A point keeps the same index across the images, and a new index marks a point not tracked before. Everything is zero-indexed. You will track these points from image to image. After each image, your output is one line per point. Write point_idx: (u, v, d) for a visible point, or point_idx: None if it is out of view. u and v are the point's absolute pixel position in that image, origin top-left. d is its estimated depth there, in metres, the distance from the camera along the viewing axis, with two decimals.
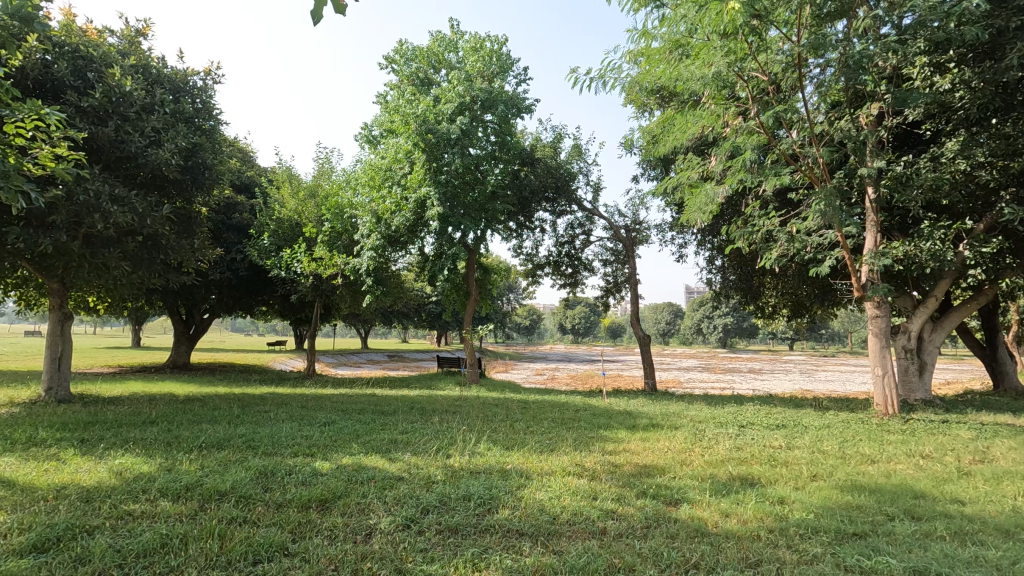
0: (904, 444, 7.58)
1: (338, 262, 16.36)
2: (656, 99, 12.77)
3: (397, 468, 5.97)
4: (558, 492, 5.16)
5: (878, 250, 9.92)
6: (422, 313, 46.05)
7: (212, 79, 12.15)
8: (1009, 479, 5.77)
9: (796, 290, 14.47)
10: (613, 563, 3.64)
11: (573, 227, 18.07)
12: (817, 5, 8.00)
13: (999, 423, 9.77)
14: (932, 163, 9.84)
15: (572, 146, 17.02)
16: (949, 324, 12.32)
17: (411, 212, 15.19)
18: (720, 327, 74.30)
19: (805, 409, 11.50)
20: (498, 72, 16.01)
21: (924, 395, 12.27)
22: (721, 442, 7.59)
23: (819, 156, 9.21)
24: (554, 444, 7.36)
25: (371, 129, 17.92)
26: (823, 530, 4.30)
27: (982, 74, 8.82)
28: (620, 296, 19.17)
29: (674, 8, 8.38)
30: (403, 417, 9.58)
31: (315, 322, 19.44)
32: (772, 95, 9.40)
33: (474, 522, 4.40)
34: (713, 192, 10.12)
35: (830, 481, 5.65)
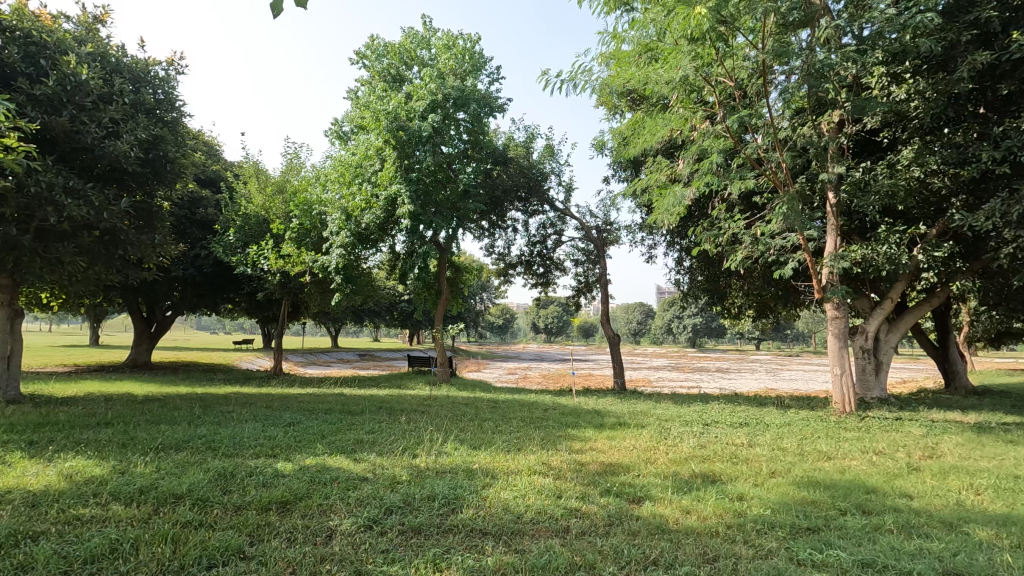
0: (859, 440, 7.85)
1: (306, 260, 16.08)
2: (628, 101, 12.90)
3: (363, 468, 5.90)
4: (523, 490, 5.18)
5: (837, 253, 10.24)
6: (393, 312, 45.67)
7: (175, 70, 11.78)
8: (955, 474, 6.03)
9: (761, 292, 14.83)
10: (574, 561, 3.67)
11: (545, 227, 18.16)
12: (781, 14, 8.19)
13: (948, 420, 10.19)
14: (889, 170, 10.20)
15: (544, 147, 17.07)
16: (904, 325, 12.80)
17: (382, 209, 15.01)
18: (690, 327, 75.69)
19: (768, 407, 11.78)
20: (471, 70, 15.94)
21: (879, 394, 12.71)
22: (685, 441, 7.72)
23: (782, 161, 9.45)
24: (522, 443, 7.37)
25: (342, 125, 17.63)
26: (779, 525, 4.42)
27: (935, 85, 9.17)
28: (592, 296, 19.33)
29: (644, 12, 8.49)
30: (371, 417, 9.48)
31: (282, 320, 19.06)
32: (738, 101, 9.62)
33: (437, 522, 4.38)
34: (680, 194, 10.28)
35: (787, 478, 5.82)
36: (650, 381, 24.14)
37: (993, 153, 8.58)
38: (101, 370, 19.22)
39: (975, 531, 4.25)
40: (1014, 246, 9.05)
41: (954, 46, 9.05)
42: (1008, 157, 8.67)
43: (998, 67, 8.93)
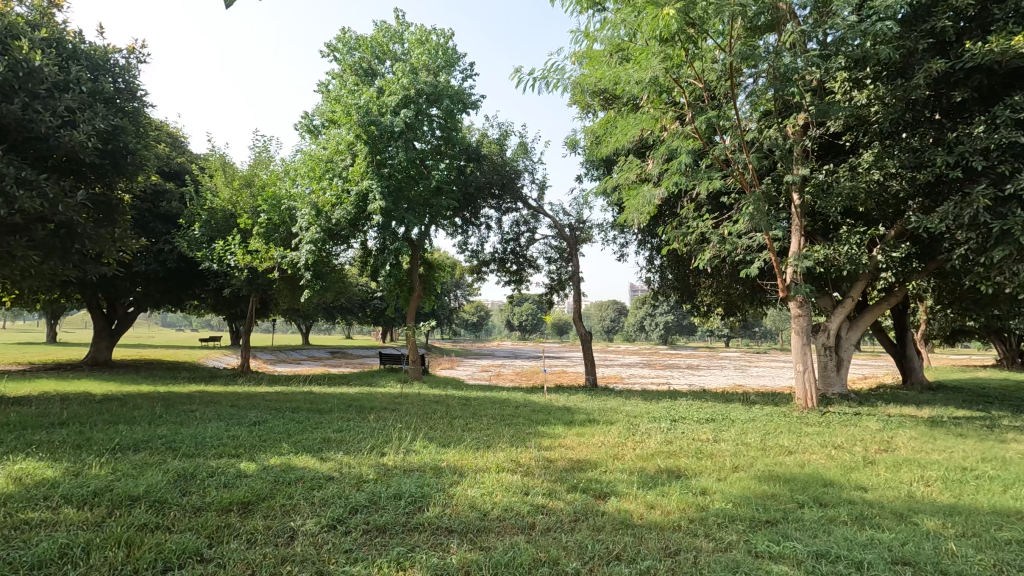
0: (820, 435, 8.09)
1: (274, 256, 15.77)
2: (601, 100, 12.98)
3: (328, 468, 5.81)
4: (491, 488, 5.18)
5: (801, 253, 10.49)
6: (366, 309, 45.33)
7: (137, 58, 11.40)
8: (907, 466, 6.27)
9: (729, 290, 15.13)
10: (538, 557, 3.70)
11: (518, 224, 18.20)
12: (748, 18, 8.35)
13: (904, 415, 10.55)
14: (851, 173, 10.49)
15: (518, 144, 17.06)
16: (864, 323, 13.23)
17: (353, 205, 14.80)
18: (661, 324, 76.96)
19: (734, 403, 12.00)
20: (444, 66, 15.89)
21: (840, 389, 13.12)
22: (652, 436, 7.86)
23: (748, 161, 9.63)
24: (491, 440, 7.39)
25: (313, 119, 17.33)
26: (739, 518, 4.53)
27: (894, 91, 9.48)
28: (565, 294, 19.43)
29: (615, 13, 8.56)
30: (340, 415, 9.37)
31: (250, 316, 18.62)
32: (707, 102, 9.78)
33: (403, 521, 4.35)
34: (650, 194, 10.41)
35: (749, 472, 5.96)
36: (627, 381, 22.64)
37: (947, 158, 8.91)
38: (57, 368, 18.51)
39: (923, 521, 4.42)
40: (967, 247, 9.42)
41: (912, 53, 9.38)
42: (962, 162, 9.01)
43: (952, 75, 9.26)
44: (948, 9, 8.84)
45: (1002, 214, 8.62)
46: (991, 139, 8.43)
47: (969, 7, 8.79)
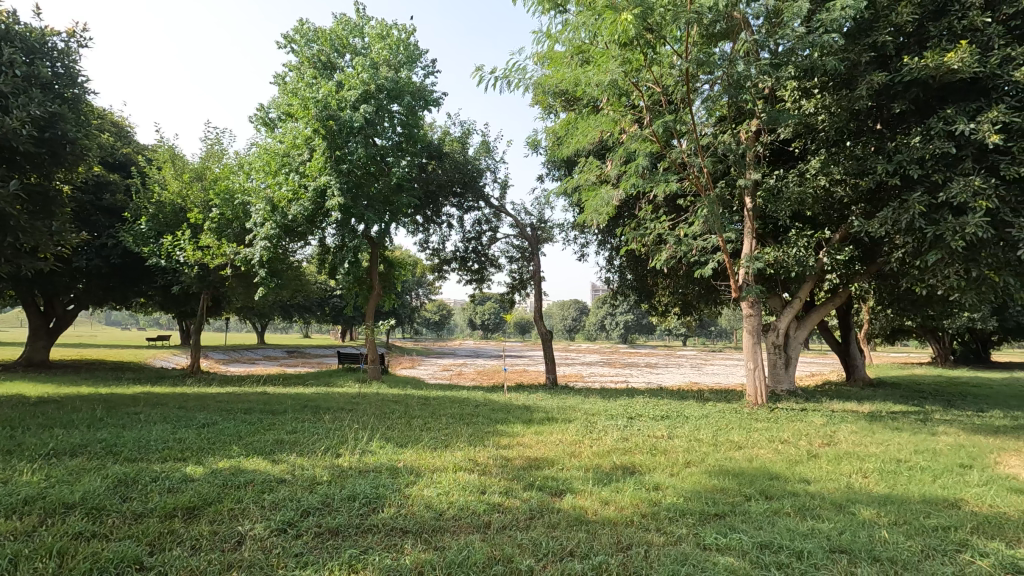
0: (768, 430, 8.40)
1: (227, 252, 15.24)
2: (562, 101, 13.08)
3: (280, 470, 5.66)
4: (447, 487, 5.16)
5: (752, 254, 10.83)
6: (325, 307, 44.43)
7: (77, 42, 10.80)
8: (847, 459, 6.58)
9: (685, 290, 15.51)
10: (493, 555, 3.71)
11: (480, 223, 18.17)
12: (704, 25, 8.58)
13: (846, 410, 11.07)
14: (799, 178, 10.93)
15: (480, 143, 17.02)
16: (810, 322, 13.79)
17: (310, 201, 14.45)
18: (622, 323, 78.42)
19: (688, 400, 12.32)
20: (406, 62, 15.75)
21: (789, 386, 13.64)
22: (609, 434, 7.98)
23: (703, 165, 9.88)
24: (449, 440, 7.35)
25: (268, 112, 16.83)
26: (689, 512, 4.66)
27: (839, 101, 9.91)
28: (526, 293, 19.48)
29: (576, 15, 8.64)
30: (295, 416, 9.15)
31: (201, 314, 17.93)
32: (665, 107, 9.99)
33: (356, 523, 4.29)
34: (609, 195, 10.57)
35: (700, 467, 6.14)
36: (590, 381, 22.04)
37: (887, 166, 9.38)
38: None
39: (859, 511, 4.65)
40: (904, 251, 9.94)
41: (856, 65, 9.82)
42: (900, 170, 9.49)
43: (892, 87, 9.76)
44: (888, 24, 9.28)
45: (936, 221, 9.13)
46: (927, 149, 8.91)
47: (908, 24, 9.28)
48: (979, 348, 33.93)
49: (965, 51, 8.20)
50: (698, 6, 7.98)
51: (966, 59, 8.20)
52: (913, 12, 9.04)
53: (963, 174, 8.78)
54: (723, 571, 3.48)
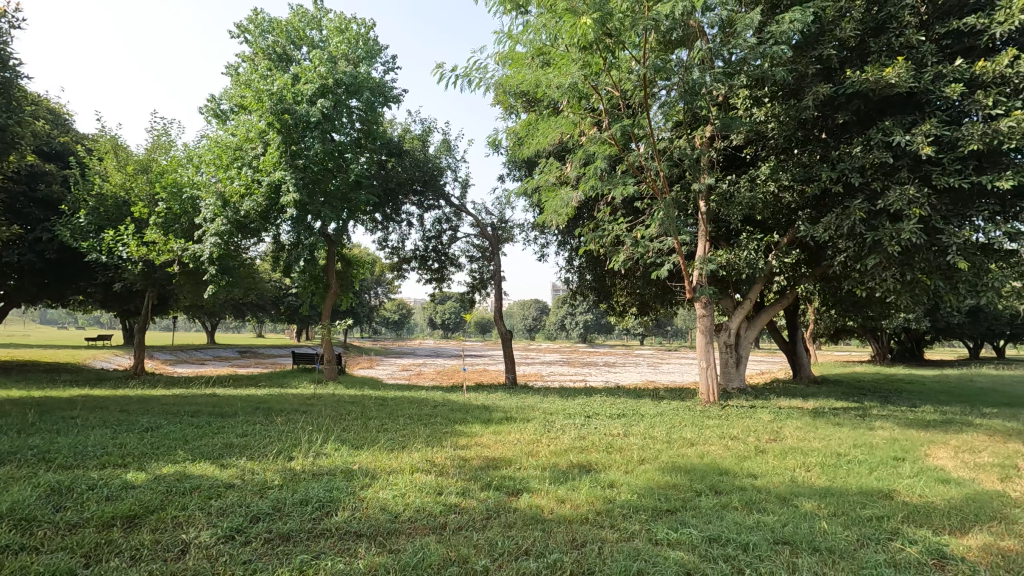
0: (719, 427, 8.68)
1: (174, 249, 14.61)
2: (523, 102, 13.14)
3: (229, 475, 5.48)
4: (403, 489, 5.11)
5: (705, 257, 11.16)
6: (279, 306, 43.16)
7: (9, 23, 10.12)
8: (792, 454, 6.87)
9: (642, 291, 15.82)
10: (449, 556, 3.70)
11: (440, 222, 18.05)
12: (661, 32, 8.79)
13: (792, 407, 11.54)
14: (750, 183, 11.31)
15: (440, 141, 16.89)
16: (760, 322, 14.30)
17: (263, 196, 14.00)
18: (581, 322, 79.50)
19: (644, 399, 12.58)
20: (365, 57, 15.50)
21: (739, 384, 14.10)
22: (566, 433, 8.07)
23: (660, 169, 10.11)
24: (406, 441, 7.28)
25: (220, 103, 16.23)
26: (643, 508, 4.76)
27: (787, 110, 10.32)
28: (486, 292, 19.46)
29: (537, 17, 8.70)
30: (245, 419, 8.85)
31: (146, 313, 17.12)
32: (623, 110, 10.18)
33: (309, 527, 4.19)
34: (568, 196, 10.68)
35: (654, 464, 6.29)
36: (550, 381, 21.72)
37: (831, 174, 9.83)
38: None
39: (802, 504, 4.86)
40: (846, 255, 10.43)
41: (804, 77, 10.25)
42: (843, 178, 9.96)
43: (836, 99, 10.24)
44: (833, 39, 9.74)
45: (875, 226, 9.63)
46: (867, 158, 9.38)
47: (851, 39, 9.74)
48: (913, 347, 35.95)
49: (902, 67, 8.68)
50: (656, 14, 8.16)
51: (902, 74, 8.68)
52: (855, 27, 9.52)
53: (899, 183, 9.30)
54: (673, 565, 3.58)
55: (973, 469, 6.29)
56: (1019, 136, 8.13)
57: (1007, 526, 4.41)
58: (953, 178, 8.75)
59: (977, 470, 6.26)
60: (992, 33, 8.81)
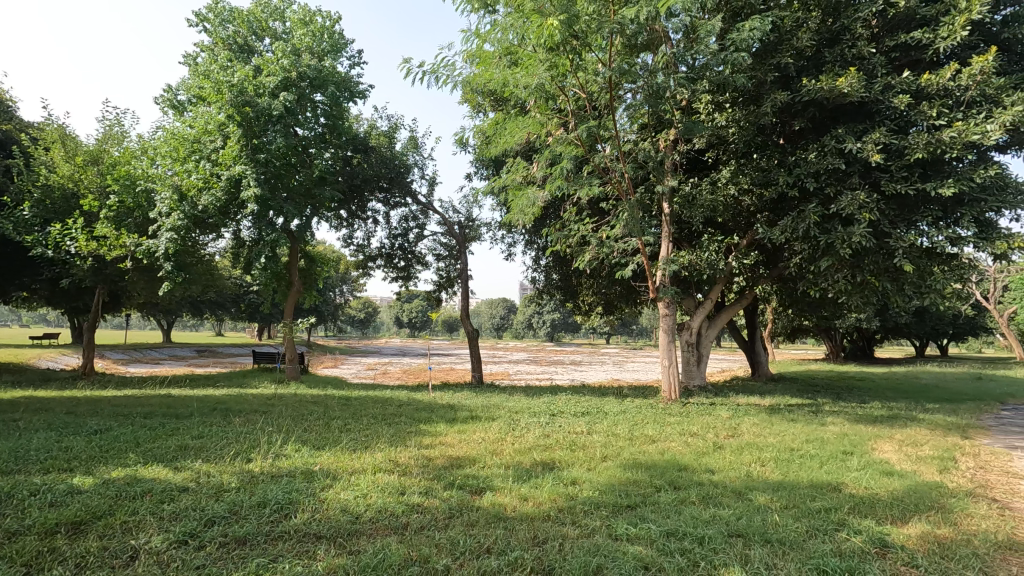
0: (680, 424, 8.89)
1: (126, 244, 14.04)
2: (491, 101, 13.13)
3: (183, 478, 5.31)
4: (365, 489, 5.06)
5: (668, 257, 11.39)
6: (239, 304, 41.93)
7: None
8: (748, 449, 7.09)
9: (607, 291, 16.04)
10: (409, 557, 3.68)
11: (407, 220, 17.90)
12: (627, 36, 8.93)
13: (749, 404, 11.90)
14: (712, 186, 11.60)
15: (407, 138, 16.75)
16: (721, 322, 14.69)
17: (223, 191, 13.59)
18: (548, 322, 80.19)
19: (608, 397, 12.76)
20: (330, 51, 15.24)
21: (700, 382, 14.46)
22: (530, 431, 8.13)
23: (625, 171, 10.27)
24: (369, 441, 7.20)
25: (177, 94, 15.66)
26: (604, 504, 4.84)
27: (747, 116, 10.63)
28: (453, 291, 19.38)
29: (505, 16, 8.72)
30: (202, 420, 8.58)
31: (96, 311, 16.40)
32: (589, 112, 10.29)
33: (266, 530, 4.11)
34: (534, 196, 10.73)
35: (616, 461, 6.39)
36: (518, 380, 20.86)
37: (787, 178, 10.18)
38: None
39: (756, 497, 5.02)
40: (801, 257, 10.82)
41: (763, 84, 10.56)
42: (798, 183, 10.33)
43: (793, 106, 10.60)
44: (790, 48, 10.08)
45: (828, 230, 10.02)
46: (821, 165, 9.75)
47: (808, 49, 10.09)
48: (864, 345, 37.51)
49: (853, 77, 9.06)
50: (621, 18, 8.29)
51: (855, 84, 9.04)
52: (811, 38, 9.88)
53: (850, 189, 9.69)
54: (632, 560, 3.65)
55: (915, 462, 6.63)
56: (960, 147, 8.59)
57: (944, 515, 4.67)
58: (900, 184, 9.18)
59: (918, 462, 6.60)
60: (936, 47, 9.28)
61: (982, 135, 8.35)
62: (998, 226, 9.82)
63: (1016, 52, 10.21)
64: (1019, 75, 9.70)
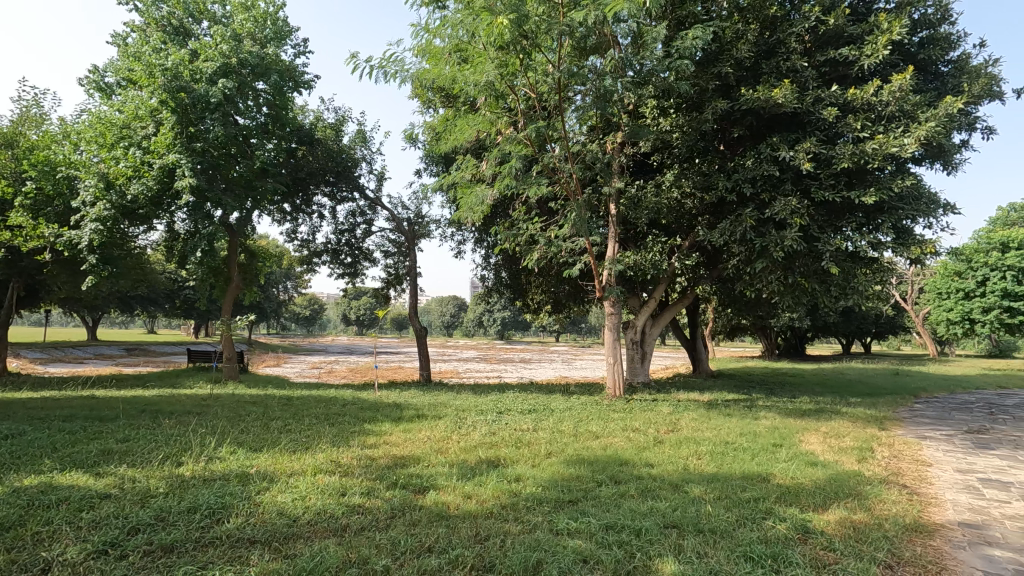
0: (623, 420, 9.11)
1: (45, 234, 13.05)
2: (440, 97, 13.02)
3: (105, 485, 4.99)
4: (304, 492, 4.91)
5: (614, 258, 11.66)
6: (175, 299, 39.99)
7: None
8: (685, 443, 7.37)
9: (556, 289, 16.26)
10: (348, 558, 3.62)
11: (354, 216, 17.51)
12: (576, 38, 9.07)
13: (688, 399, 12.37)
14: (656, 189, 11.92)
15: (355, 131, 16.37)
16: (664, 320, 15.15)
17: (155, 180, 12.86)
18: (499, 320, 80.55)
19: (554, 394, 12.95)
20: (273, 38, 14.70)
21: (643, 378, 14.91)
22: (476, 429, 8.13)
23: (572, 172, 10.43)
24: (310, 441, 7.02)
25: (104, 76, 14.70)
26: (546, 500, 4.91)
27: (690, 122, 11.02)
28: (401, 288, 19.10)
29: (454, 13, 8.67)
30: (129, 422, 8.12)
31: (9, 306, 15.18)
32: (539, 112, 10.38)
33: (196, 537, 3.94)
34: (483, 194, 10.73)
35: (560, 457, 6.50)
36: (466, 381, 19.34)
37: (726, 183, 10.63)
38: None
39: (692, 489, 5.22)
40: (738, 259, 11.30)
41: (704, 92, 10.97)
42: (736, 188, 10.79)
43: (732, 114, 11.05)
44: (729, 58, 10.52)
45: (763, 233, 10.51)
46: (757, 171, 10.24)
47: (746, 59, 10.54)
48: (796, 343, 39.63)
49: (787, 89, 9.54)
50: (570, 20, 8.40)
51: (788, 96, 9.53)
52: (749, 49, 10.32)
53: (783, 195, 10.22)
54: (571, 554, 3.72)
55: (836, 452, 7.07)
56: (880, 158, 9.19)
57: (859, 501, 5.01)
58: (828, 192, 9.77)
59: (840, 453, 7.04)
60: (861, 64, 9.89)
61: (900, 148, 8.98)
62: (914, 234, 10.43)
63: (930, 71, 11.03)
64: (933, 93, 10.47)
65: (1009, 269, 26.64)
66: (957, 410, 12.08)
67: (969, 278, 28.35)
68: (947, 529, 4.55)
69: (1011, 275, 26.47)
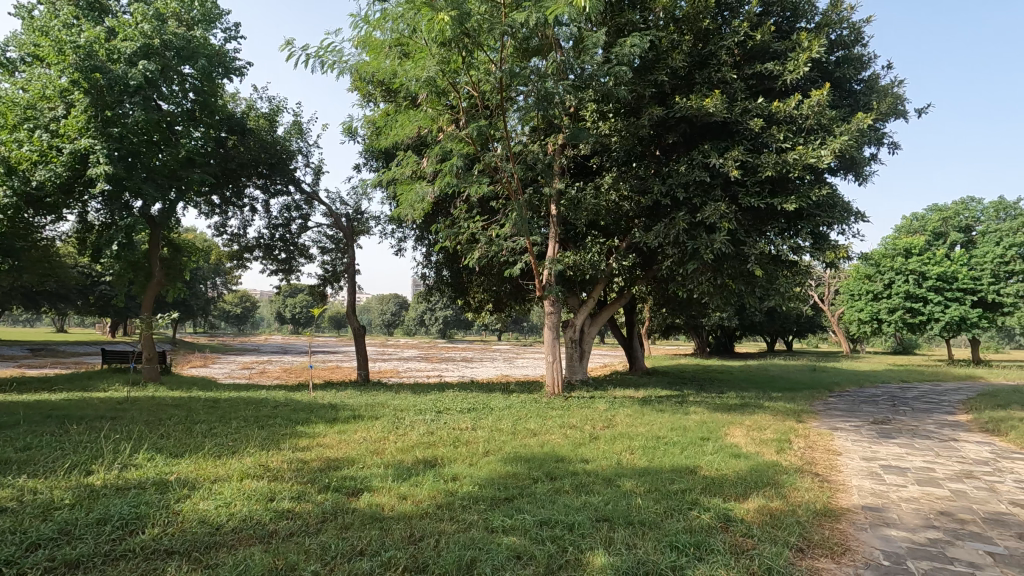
0: (561, 417, 9.26)
1: None
2: (381, 91, 12.77)
3: (1, 498, 4.57)
4: (229, 498, 4.69)
5: (554, 257, 11.84)
6: (90, 295, 37.08)
7: None
8: (619, 439, 7.58)
9: (497, 288, 16.31)
10: (274, 565, 3.49)
11: (289, 210, 16.87)
12: (518, 39, 9.15)
13: (623, 396, 12.75)
14: (595, 191, 12.18)
15: (291, 123, 15.78)
16: (602, 319, 15.52)
17: (64, 165, 11.87)
18: (441, 319, 79.89)
19: (495, 392, 12.99)
20: (201, 20, 13.92)
21: (581, 376, 15.19)
22: (415, 429, 8.03)
23: (514, 172, 10.49)
24: (237, 445, 6.70)
25: (5, 50, 13.43)
26: (482, 498, 4.93)
27: (628, 127, 11.34)
28: (339, 286, 18.58)
29: (396, 6, 8.54)
30: (30, 429, 7.42)
31: None
32: (480, 110, 10.37)
33: (106, 550, 3.68)
34: (424, 191, 10.62)
35: (498, 455, 6.53)
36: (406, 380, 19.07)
37: (661, 187, 11.00)
38: None
39: (623, 484, 5.38)
40: (671, 260, 11.73)
41: (641, 98, 11.31)
42: (670, 192, 11.21)
43: (667, 121, 11.46)
44: (665, 66, 10.92)
45: (694, 236, 10.96)
46: (690, 177, 10.69)
47: (681, 69, 10.96)
48: (726, 341, 41.72)
49: (717, 99, 10.00)
50: (512, 21, 8.46)
51: (718, 106, 9.99)
52: (683, 59, 10.74)
53: (714, 200, 10.71)
54: (505, 551, 3.76)
55: (758, 444, 7.48)
56: (800, 167, 9.80)
57: (776, 490, 5.34)
58: (753, 199, 10.32)
59: (761, 445, 7.46)
60: (785, 79, 10.48)
61: (817, 159, 9.59)
62: (829, 240, 11.21)
63: (844, 89, 11.87)
64: (847, 110, 11.28)
65: (912, 273, 29.16)
66: (865, 403, 13.09)
67: (878, 281, 30.77)
68: (852, 513, 4.93)
69: (913, 278, 28.97)
